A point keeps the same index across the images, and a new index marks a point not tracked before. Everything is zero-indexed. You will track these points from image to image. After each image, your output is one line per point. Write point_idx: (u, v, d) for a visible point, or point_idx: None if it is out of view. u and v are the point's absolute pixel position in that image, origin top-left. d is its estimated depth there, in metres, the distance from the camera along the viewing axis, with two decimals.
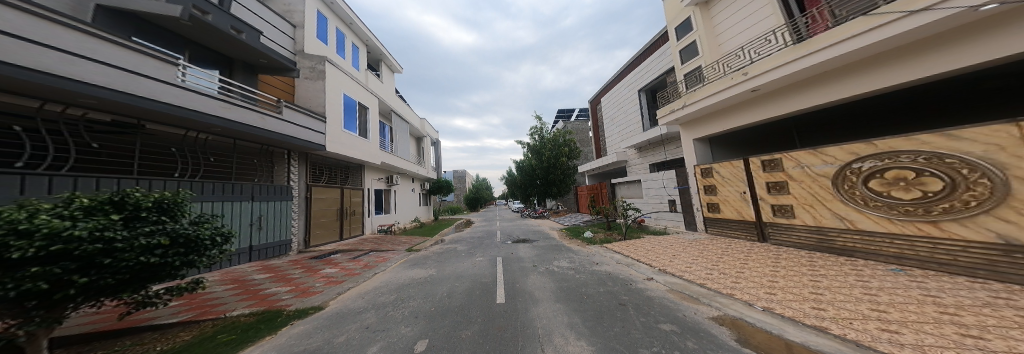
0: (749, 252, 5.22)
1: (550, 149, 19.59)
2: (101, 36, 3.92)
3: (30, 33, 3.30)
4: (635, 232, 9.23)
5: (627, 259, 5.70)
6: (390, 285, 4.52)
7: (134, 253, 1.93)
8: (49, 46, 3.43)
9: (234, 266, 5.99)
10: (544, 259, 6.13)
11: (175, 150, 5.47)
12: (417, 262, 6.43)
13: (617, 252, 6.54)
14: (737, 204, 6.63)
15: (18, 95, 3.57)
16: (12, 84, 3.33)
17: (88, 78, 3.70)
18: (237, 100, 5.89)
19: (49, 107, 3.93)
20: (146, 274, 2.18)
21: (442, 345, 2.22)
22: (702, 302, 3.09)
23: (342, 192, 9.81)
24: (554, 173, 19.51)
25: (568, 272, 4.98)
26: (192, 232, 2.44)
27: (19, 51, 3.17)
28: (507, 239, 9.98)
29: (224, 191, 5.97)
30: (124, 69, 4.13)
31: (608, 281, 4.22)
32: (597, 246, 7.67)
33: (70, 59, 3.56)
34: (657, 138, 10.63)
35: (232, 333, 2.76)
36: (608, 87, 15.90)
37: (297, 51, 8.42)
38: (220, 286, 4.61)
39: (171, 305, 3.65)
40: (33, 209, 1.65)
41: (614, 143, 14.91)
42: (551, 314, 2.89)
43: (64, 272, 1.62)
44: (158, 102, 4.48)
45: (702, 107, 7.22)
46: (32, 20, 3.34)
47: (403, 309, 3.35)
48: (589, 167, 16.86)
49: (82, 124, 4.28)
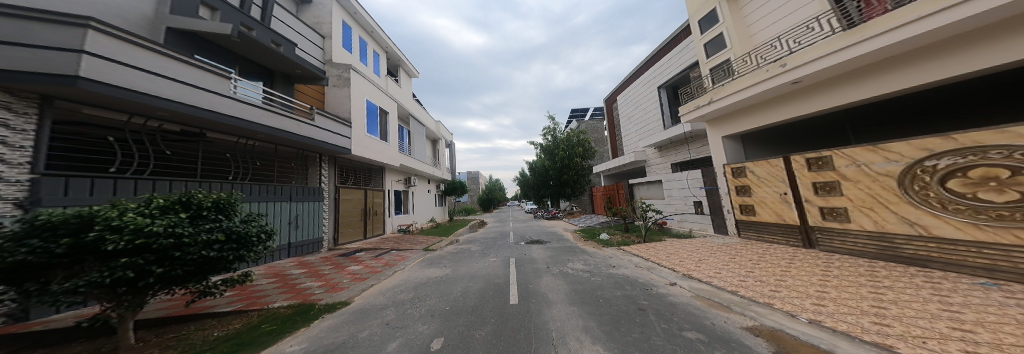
0: (792, 258, 4.77)
1: (563, 149, 19.43)
2: (172, 54, 4.38)
3: (121, 56, 3.74)
4: (652, 236, 8.65)
5: (646, 263, 5.47)
6: (407, 284, 4.61)
7: (197, 248, 2.19)
8: (133, 66, 3.87)
9: (274, 259, 6.43)
10: (557, 261, 6.02)
11: (228, 155, 6.01)
12: (432, 261, 6.59)
13: (636, 255, 6.29)
14: (777, 206, 6.16)
15: (111, 109, 4.03)
16: (100, 100, 3.74)
17: (161, 93, 4.14)
18: (278, 108, 6.31)
19: (135, 120, 4.40)
20: (207, 266, 2.39)
21: (457, 343, 2.24)
22: (734, 310, 2.88)
23: (365, 193, 10.26)
24: (567, 174, 19.30)
25: (583, 274, 4.84)
26: (242, 229, 2.60)
27: (112, 72, 3.60)
28: (519, 239, 9.96)
29: (267, 192, 6.44)
30: (188, 84, 4.56)
31: (632, 286, 4.00)
32: (613, 248, 7.44)
33: (149, 77, 4.03)
34: (679, 136, 10.14)
35: (273, 323, 2.93)
36: (623, 86, 15.55)
37: (326, 61, 8.91)
38: (264, 279, 4.95)
39: (225, 296, 3.99)
40: (122, 208, 1.98)
41: (631, 142, 14.49)
42: (564, 316, 2.81)
43: (145, 262, 1.92)
44: (217, 113, 4.93)
45: (732, 103, 6.82)
46: (122, 44, 3.76)
47: (420, 307, 3.41)
48: (604, 167, 16.47)
49: (158, 134, 4.82)
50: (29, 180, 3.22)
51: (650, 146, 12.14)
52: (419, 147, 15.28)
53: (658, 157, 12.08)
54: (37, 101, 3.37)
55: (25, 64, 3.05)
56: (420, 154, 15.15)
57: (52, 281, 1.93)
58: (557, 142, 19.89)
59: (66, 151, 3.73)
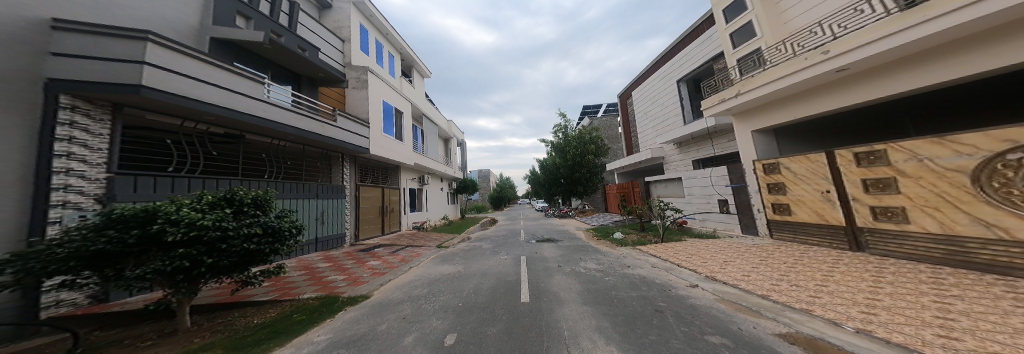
0: (831, 262, 4.40)
1: (575, 147, 19.12)
2: (213, 62, 4.75)
3: (172, 65, 4.13)
4: (670, 236, 8.30)
5: (664, 264, 5.27)
6: (422, 280, 4.70)
7: (240, 240, 2.37)
8: (181, 73, 4.24)
9: (303, 253, 6.79)
10: (569, 260, 5.92)
11: (264, 156, 6.47)
12: (445, 258, 6.67)
13: (653, 256, 6.08)
14: (818, 206, 5.65)
15: (165, 113, 4.49)
16: (152, 105, 4.12)
17: (203, 97, 4.52)
18: (305, 111, 6.64)
19: (187, 125, 4.95)
20: (248, 258, 2.58)
21: (470, 339, 2.25)
22: (765, 316, 2.69)
23: (383, 191, 10.61)
24: (579, 172, 19.00)
25: (596, 274, 4.74)
26: (277, 224, 2.77)
27: (164, 79, 3.98)
28: (530, 238, 9.93)
29: (297, 190, 6.83)
30: (228, 89, 4.94)
31: (650, 287, 3.85)
32: (628, 248, 7.24)
33: (195, 84, 4.41)
34: (701, 131, 9.66)
35: (303, 313, 3.10)
36: (639, 81, 15.04)
37: (346, 64, 9.24)
38: (296, 271, 5.28)
39: (264, 285, 4.32)
40: (178, 204, 2.21)
41: (648, 139, 14.00)
42: (577, 316, 2.77)
43: (196, 253, 2.12)
44: (251, 115, 5.28)
45: (760, 96, 6.37)
46: (172, 54, 4.15)
47: (434, 303, 3.45)
48: (618, 165, 16.04)
49: (205, 137, 5.30)
50: (106, 178, 3.74)
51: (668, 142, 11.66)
52: (433, 146, 15.56)
53: (677, 154, 11.60)
54: (108, 108, 3.89)
55: (97, 74, 3.53)
56: (433, 153, 15.44)
57: (125, 268, 2.19)
58: (569, 139, 19.59)
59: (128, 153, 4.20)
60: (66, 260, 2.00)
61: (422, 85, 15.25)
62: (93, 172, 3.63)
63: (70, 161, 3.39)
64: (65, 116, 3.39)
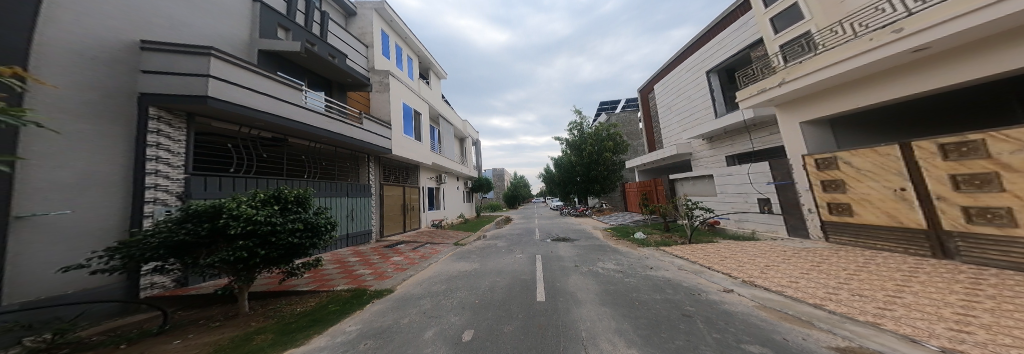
0: (896, 268, 3.85)
1: (592, 144, 18.59)
2: (264, 74, 5.29)
3: (228, 76, 4.64)
4: (699, 237, 7.78)
5: (692, 266, 4.94)
6: (441, 276, 4.79)
7: (285, 234, 2.64)
8: (234, 83, 4.73)
9: (336, 248, 7.23)
10: (586, 260, 5.75)
11: (304, 156, 6.98)
12: (462, 255, 6.75)
13: (679, 257, 5.72)
14: (887, 205, 4.80)
15: (223, 120, 5.07)
16: (213, 113, 4.70)
17: (252, 104, 4.99)
18: (335, 114, 7.03)
19: (246, 131, 5.55)
20: (292, 251, 2.83)
21: (488, 338, 2.25)
22: (818, 327, 2.40)
23: (404, 190, 11.02)
24: (596, 170, 18.47)
25: (615, 274, 4.55)
26: (316, 219, 3.00)
27: (220, 89, 4.48)
28: (545, 236, 9.81)
29: (331, 189, 7.32)
30: (274, 97, 5.42)
31: (676, 290, 3.62)
32: (651, 248, 6.88)
33: (246, 92, 4.90)
34: (734, 125, 8.94)
35: (338, 303, 3.38)
36: (661, 74, 14.28)
37: (370, 69, 9.61)
38: (330, 264, 5.66)
39: (305, 276, 4.70)
40: (238, 201, 2.54)
41: (672, 134, 13.24)
42: (595, 317, 2.68)
43: (251, 245, 2.43)
44: (291, 120, 5.73)
45: (809, 84, 5.73)
46: (228, 66, 4.68)
47: (451, 299, 3.49)
48: (639, 162, 15.35)
49: (258, 141, 5.88)
50: (184, 178, 4.44)
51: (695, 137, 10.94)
52: (449, 146, 15.87)
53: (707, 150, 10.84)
54: (183, 117, 4.58)
55: (174, 89, 4.16)
56: (450, 153, 15.73)
57: (200, 256, 2.69)
58: (585, 137, 19.10)
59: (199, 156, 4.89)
60: (160, 247, 2.52)
61: (439, 86, 15.57)
62: (173, 172, 4.31)
63: (159, 164, 4.13)
64: (153, 125, 4.12)
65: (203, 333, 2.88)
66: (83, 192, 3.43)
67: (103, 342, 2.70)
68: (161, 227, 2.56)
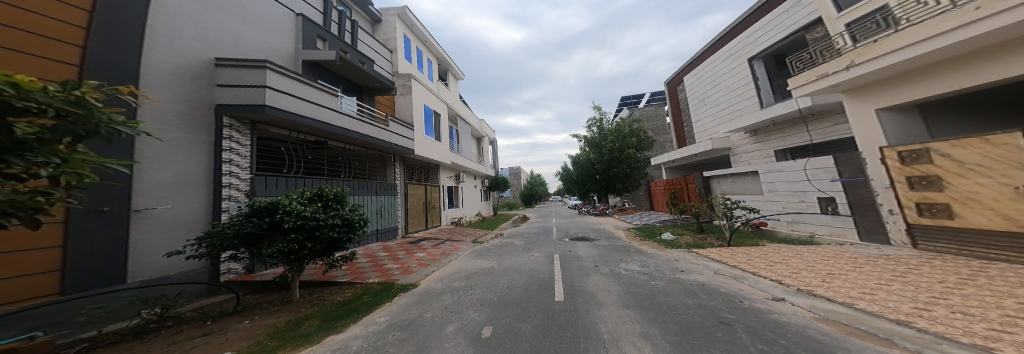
0: (1008, 281, 3.13)
1: (613, 140, 17.82)
2: (309, 83, 5.72)
3: (279, 86, 5.11)
4: (741, 240, 7.04)
5: (733, 271, 4.45)
6: (461, 273, 4.83)
7: (325, 230, 2.86)
8: (283, 92, 5.18)
9: (367, 243, 7.64)
10: (606, 260, 5.47)
11: (342, 158, 7.52)
12: (480, 253, 6.78)
13: (716, 261, 5.21)
14: (1004, 206, 3.88)
15: (277, 126, 5.62)
16: (270, 120, 5.27)
17: (299, 111, 5.43)
18: (366, 118, 7.43)
19: (297, 136, 6.16)
20: (332, 246, 3.04)
21: (506, 337, 2.19)
22: (893, 341, 2.01)
23: (426, 189, 11.38)
24: (618, 167, 17.64)
25: (640, 276, 4.26)
26: (353, 215, 3.16)
27: (273, 98, 4.97)
28: (564, 236, 9.53)
29: (363, 187, 7.79)
30: (317, 104, 5.87)
31: (715, 296, 3.26)
32: (681, 250, 6.37)
33: (293, 101, 5.35)
34: (783, 116, 8.01)
35: (369, 295, 3.57)
36: (693, 64, 13.25)
37: (394, 73, 10.08)
38: (363, 258, 6.02)
39: (342, 268, 5.05)
40: (288, 198, 2.80)
41: (706, 128, 12.21)
42: (618, 320, 2.52)
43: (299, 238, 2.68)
44: (331, 125, 6.16)
45: (888, 66, 4.79)
46: (280, 77, 5.16)
47: (471, 296, 3.48)
48: (666, 158, 14.38)
49: (305, 145, 6.45)
50: (249, 178, 5.10)
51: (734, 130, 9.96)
52: (467, 145, 16.11)
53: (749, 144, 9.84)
54: (248, 125, 5.21)
55: (239, 101, 4.77)
56: (467, 152, 15.99)
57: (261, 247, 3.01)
58: (605, 133, 18.28)
59: (259, 157, 5.49)
60: (233, 238, 2.85)
61: (456, 87, 15.84)
62: (242, 172, 5.01)
63: (231, 166, 4.82)
64: (226, 133, 4.82)
65: (265, 315, 3.22)
66: (179, 189, 4.27)
67: (193, 318, 3.49)
68: (234, 220, 2.90)
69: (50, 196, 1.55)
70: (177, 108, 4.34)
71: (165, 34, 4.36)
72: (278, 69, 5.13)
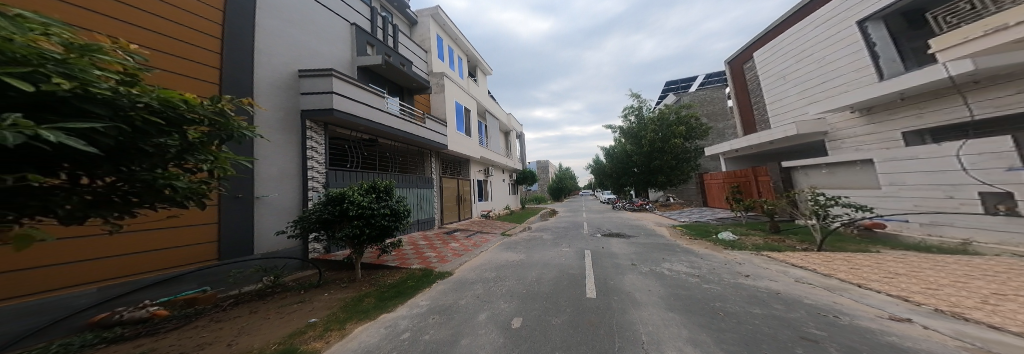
0: None
1: (654, 130, 16.14)
2: (365, 87, 6.38)
3: (342, 91, 5.85)
4: (840, 244, 5.67)
5: (820, 280, 3.61)
6: (492, 263, 4.93)
7: (377, 218, 3.36)
8: (345, 96, 5.90)
9: (410, 231, 8.37)
10: (646, 259, 5.00)
11: (391, 154, 8.27)
12: (509, 246, 6.84)
13: (799, 268, 4.28)
14: None
15: (343, 126, 6.43)
16: (338, 122, 6.07)
17: (358, 113, 6.14)
18: (406, 115, 8.04)
19: (360, 136, 6.95)
20: (383, 233, 3.51)
21: (535, 331, 2.14)
22: None
23: (458, 182, 11.88)
24: (661, 159, 15.83)
25: (688, 278, 3.75)
26: (399, 207, 3.62)
27: (338, 102, 5.74)
28: (596, 231, 9.00)
29: (406, 181, 8.50)
30: (371, 106, 6.54)
31: (792, 306, 2.67)
32: (743, 253, 5.42)
33: (353, 104, 6.05)
34: (917, 90, 6.13)
35: (413, 280, 3.92)
36: (768, 37, 11.19)
37: (429, 72, 10.55)
38: (407, 246, 6.61)
39: (391, 254, 5.61)
40: (354, 190, 3.37)
41: (789, 111, 10.07)
42: (659, 322, 2.29)
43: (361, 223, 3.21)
44: (382, 124, 6.83)
45: None
46: (344, 84, 5.90)
47: (500, 286, 3.52)
48: (724, 148, 12.37)
49: (365, 143, 7.23)
50: (324, 172, 5.94)
51: (829, 110, 8.00)
52: (495, 140, 16.25)
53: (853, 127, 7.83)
54: (323, 126, 6.03)
55: (315, 106, 5.58)
56: (496, 147, 16.17)
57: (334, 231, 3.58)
58: (645, 122, 16.73)
59: (331, 154, 6.39)
60: (316, 221, 3.38)
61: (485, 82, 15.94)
62: (320, 166, 5.86)
63: (312, 162, 5.67)
64: (309, 133, 5.67)
65: (338, 290, 3.81)
66: (285, 180, 5.24)
67: (294, 286, 4.27)
68: (315, 208, 3.41)
69: (209, 184, 2.08)
70: (276, 114, 5.26)
71: (267, 53, 5.30)
72: (342, 76, 5.87)
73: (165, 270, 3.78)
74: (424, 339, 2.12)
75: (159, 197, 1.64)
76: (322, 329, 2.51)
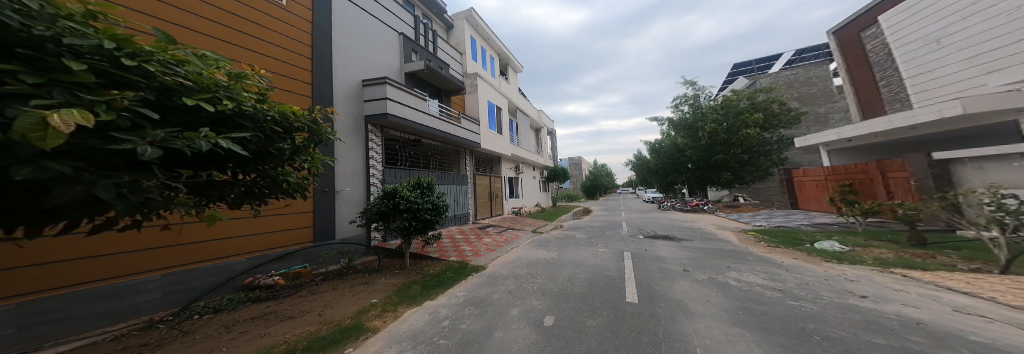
0: None
1: (718, 118, 13.61)
2: (412, 92, 7.11)
3: (396, 97, 6.64)
4: None
5: (1003, 312, 2.47)
6: (523, 260, 4.88)
7: (422, 211, 3.69)
8: (399, 102, 6.68)
9: (448, 225, 8.95)
10: (703, 266, 4.24)
11: (433, 153, 8.96)
12: (540, 243, 6.71)
13: (965, 293, 3.00)
14: None
15: (394, 129, 7.25)
16: (392, 125, 6.89)
17: (407, 116, 6.89)
18: (444, 116, 8.65)
19: (407, 137, 7.74)
20: (426, 225, 3.82)
21: (567, 332, 2.00)
22: None
23: (490, 180, 12.17)
24: (726, 152, 13.23)
25: (767, 292, 3.02)
26: (439, 202, 3.91)
27: (393, 108, 6.52)
28: (637, 232, 8.11)
29: (444, 178, 9.11)
30: (417, 110, 7.27)
31: (945, 343, 1.88)
32: (854, 268, 4.12)
33: (405, 108, 6.82)
34: None
35: (451, 271, 4.18)
36: None
37: (464, 73, 11.02)
38: (446, 239, 7.06)
39: (433, 246, 6.06)
40: (405, 187, 3.77)
41: (960, 79, 7.17)
42: (723, 337, 1.90)
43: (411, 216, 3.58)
44: (426, 125, 7.53)
45: None
46: (397, 91, 6.69)
47: (532, 283, 3.45)
48: (825, 137, 9.65)
49: (411, 143, 8.01)
50: (381, 170, 6.82)
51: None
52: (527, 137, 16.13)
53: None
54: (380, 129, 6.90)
55: (374, 112, 6.44)
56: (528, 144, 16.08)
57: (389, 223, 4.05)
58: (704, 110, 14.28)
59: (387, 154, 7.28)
60: (375, 214, 3.86)
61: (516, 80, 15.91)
62: (378, 164, 6.75)
63: (372, 161, 6.56)
64: (370, 136, 6.57)
65: (390, 275, 4.33)
66: (356, 176, 6.20)
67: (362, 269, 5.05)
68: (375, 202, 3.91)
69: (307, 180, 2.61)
70: (349, 120, 6.26)
71: (341, 68, 6.29)
72: (395, 84, 6.62)
73: (282, 247, 4.85)
74: (461, 328, 2.20)
75: (279, 190, 2.13)
76: (380, 309, 2.85)
